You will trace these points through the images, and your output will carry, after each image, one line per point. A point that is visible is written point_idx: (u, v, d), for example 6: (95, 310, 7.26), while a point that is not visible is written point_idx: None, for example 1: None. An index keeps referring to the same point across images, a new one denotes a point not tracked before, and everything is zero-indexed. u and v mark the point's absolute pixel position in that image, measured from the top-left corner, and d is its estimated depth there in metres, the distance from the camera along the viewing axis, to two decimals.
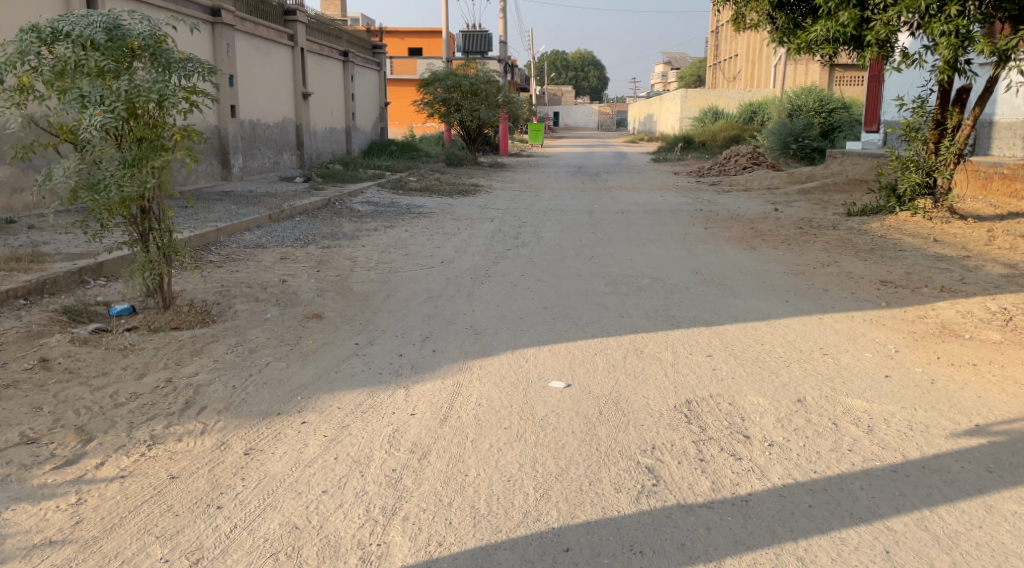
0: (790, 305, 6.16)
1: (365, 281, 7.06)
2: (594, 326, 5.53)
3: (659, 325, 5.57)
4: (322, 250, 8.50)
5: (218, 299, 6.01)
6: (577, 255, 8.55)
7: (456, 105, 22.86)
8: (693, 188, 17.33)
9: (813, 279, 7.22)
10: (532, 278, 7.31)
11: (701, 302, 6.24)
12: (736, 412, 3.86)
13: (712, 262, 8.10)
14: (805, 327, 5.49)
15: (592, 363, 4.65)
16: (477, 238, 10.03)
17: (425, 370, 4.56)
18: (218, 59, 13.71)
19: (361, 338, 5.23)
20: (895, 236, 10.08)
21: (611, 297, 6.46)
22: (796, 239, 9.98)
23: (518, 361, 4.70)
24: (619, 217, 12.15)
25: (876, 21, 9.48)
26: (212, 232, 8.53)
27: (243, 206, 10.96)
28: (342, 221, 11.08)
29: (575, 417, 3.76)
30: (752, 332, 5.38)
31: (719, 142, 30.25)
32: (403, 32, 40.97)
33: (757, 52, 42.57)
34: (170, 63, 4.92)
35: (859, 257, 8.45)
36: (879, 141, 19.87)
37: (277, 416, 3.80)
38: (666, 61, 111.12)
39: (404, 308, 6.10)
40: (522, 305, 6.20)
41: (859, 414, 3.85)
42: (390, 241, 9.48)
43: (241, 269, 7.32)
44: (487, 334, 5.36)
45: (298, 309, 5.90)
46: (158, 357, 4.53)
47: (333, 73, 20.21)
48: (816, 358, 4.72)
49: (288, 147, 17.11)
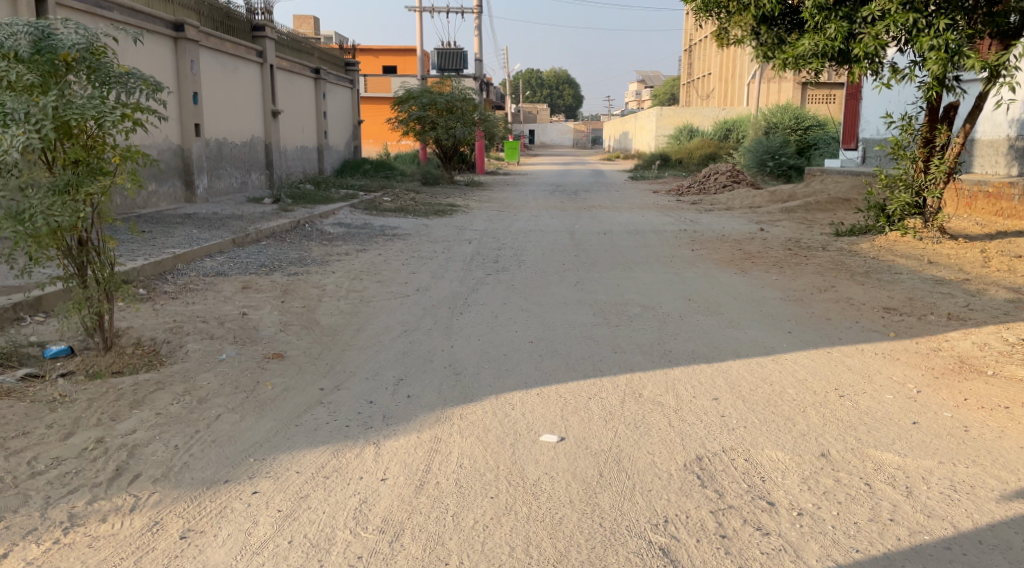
0: (794, 336, 5.72)
1: (334, 313, 6.53)
2: (586, 363, 5.04)
3: (656, 362, 5.08)
4: (289, 278, 7.96)
5: (168, 336, 5.44)
6: (561, 281, 8.08)
7: (431, 123, 22.41)
8: (674, 208, 17.00)
9: (811, 307, 6.80)
10: (514, 307, 6.81)
11: (699, 335, 5.77)
12: (755, 471, 3.38)
13: (703, 288, 7.67)
14: (816, 363, 5.04)
15: (587, 411, 4.14)
16: (454, 262, 9.54)
17: (400, 420, 4.03)
18: (181, 77, 13.16)
19: (327, 381, 4.69)
20: (888, 258, 9.73)
21: (601, 329, 5.98)
22: (787, 261, 9.60)
23: (504, 408, 4.19)
24: (602, 238, 11.72)
25: (864, 35, 9.15)
26: (168, 259, 7.96)
27: (206, 230, 10.38)
28: (313, 244, 10.53)
29: (572, 482, 3.25)
30: (757, 369, 4.91)
31: (696, 160, 30.09)
32: (378, 50, 40.56)
33: (730, 70, 42.78)
34: (109, 76, 4.37)
35: (855, 281, 8.08)
36: (858, 158, 19.72)
37: (223, 484, 3.25)
38: (639, 81, 112.00)
39: (377, 345, 5.57)
40: (507, 339, 5.70)
41: (894, 472, 3.39)
42: (362, 266, 8.96)
43: (197, 301, 6.76)
44: (469, 374, 4.84)
45: (259, 347, 5.34)
46: (90, 411, 3.96)
47: (305, 90, 19.68)
48: (835, 402, 4.26)
49: (257, 166, 16.53)
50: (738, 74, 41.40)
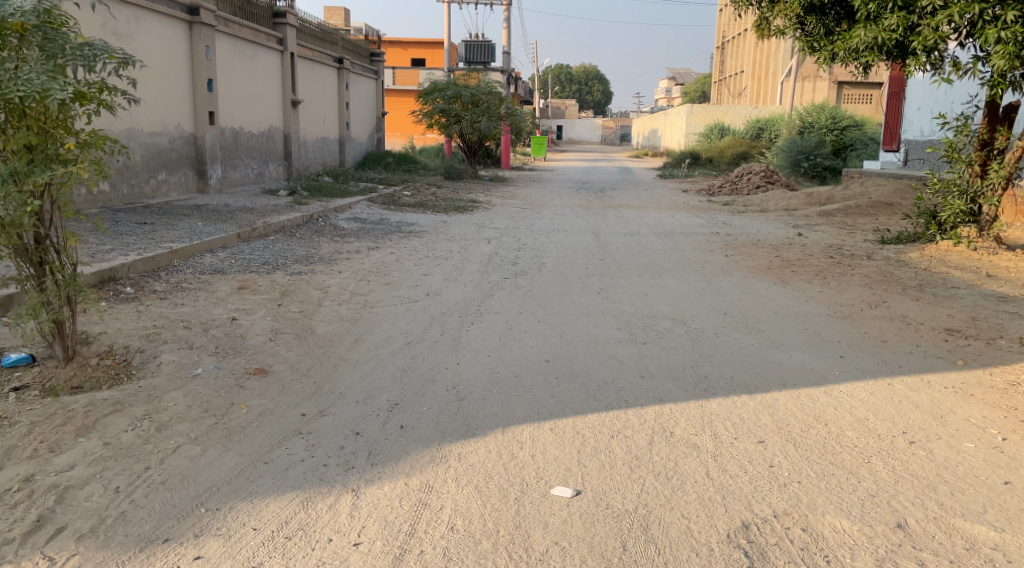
0: (847, 362, 5.03)
1: (332, 320, 5.93)
2: (610, 390, 4.39)
3: (689, 392, 4.40)
4: (291, 278, 7.39)
5: (142, 343, 4.87)
6: (584, 288, 7.43)
7: (456, 117, 21.78)
8: (704, 208, 16.25)
9: (863, 326, 6.09)
10: (530, 318, 6.17)
11: (738, 357, 5.10)
12: (816, 547, 2.77)
13: (739, 300, 7.00)
14: (878, 397, 4.34)
15: (610, 454, 3.51)
16: (470, 263, 8.93)
17: (386, 461, 3.42)
18: (195, 63, 12.67)
19: (312, 405, 4.09)
20: (941, 270, 8.96)
21: (626, 347, 5.33)
22: (830, 271, 8.84)
23: (511, 448, 3.57)
24: (629, 240, 11.04)
25: (923, 27, 8.38)
26: (164, 255, 7.43)
27: (212, 222, 9.86)
28: (323, 241, 9.97)
29: (588, 558, 2.67)
30: (810, 404, 4.22)
31: (727, 159, 29.20)
32: (406, 42, 40.09)
33: (763, 67, 41.72)
34: (65, 49, 3.81)
35: (908, 296, 7.34)
36: (899, 160, 18.79)
37: (161, 546, 2.71)
38: (669, 78, 110.42)
39: (375, 360, 4.97)
40: (521, 357, 5.06)
41: (991, 554, 2.76)
42: (371, 266, 8.39)
43: (187, 302, 6.21)
44: (477, 401, 4.22)
45: (242, 359, 4.76)
46: (27, 440, 3.41)
47: (328, 80, 19.18)
48: (905, 452, 3.59)
49: (275, 157, 16.04)
50: (771, 72, 40.31)
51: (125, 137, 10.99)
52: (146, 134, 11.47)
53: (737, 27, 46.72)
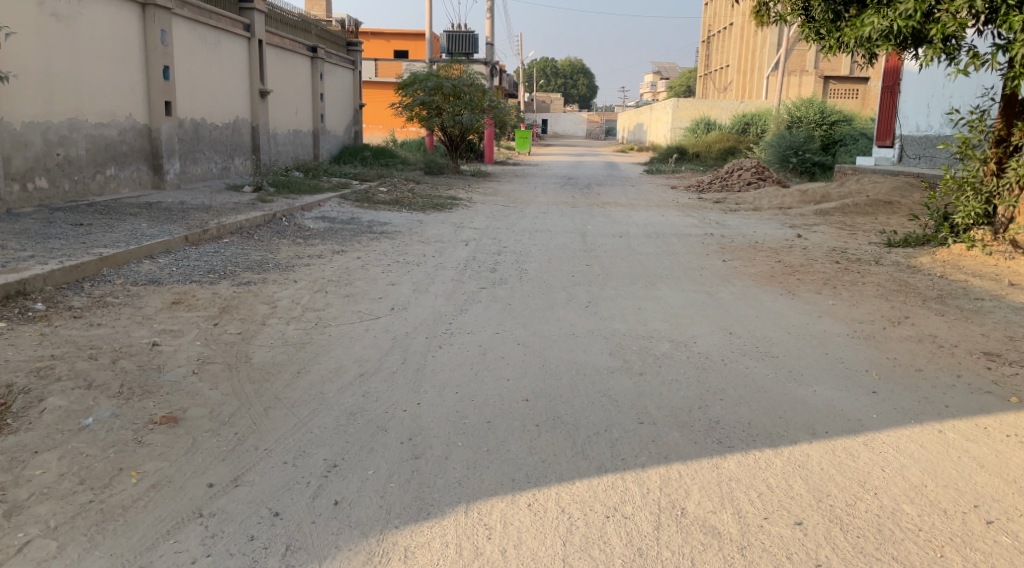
0: (883, 400, 4.22)
1: (274, 344, 5.03)
2: (602, 444, 3.55)
3: (699, 445, 3.57)
4: (237, 290, 6.49)
5: (29, 381, 3.97)
6: (570, 301, 6.59)
7: (437, 109, 20.83)
8: (695, 206, 15.50)
9: (891, 351, 5.26)
10: (509, 341, 5.32)
11: (753, 394, 4.26)
12: None
13: (745, 316, 6.20)
14: (934, 453, 3.53)
15: (605, 548, 2.73)
16: (443, 269, 8.07)
17: (309, 563, 2.64)
18: (150, 48, 11.67)
19: (225, 469, 3.23)
20: (959, 277, 8.21)
21: (620, 380, 4.48)
22: (839, 278, 8.06)
23: (476, 538, 2.78)
24: (618, 243, 10.23)
25: (941, 12, 7.55)
26: (90, 262, 6.49)
27: (159, 223, 8.93)
28: (283, 244, 9.07)
29: None
30: (851, 463, 3.40)
31: (714, 154, 28.42)
32: (388, 33, 39.04)
33: (749, 61, 40.98)
34: None
35: (931, 310, 6.56)
36: (893, 157, 18.09)
37: None
38: (656, 73, 109.74)
39: (317, 400, 4.09)
40: (495, 395, 4.20)
41: None
42: (333, 273, 7.51)
43: (106, 321, 5.30)
44: (437, 460, 3.38)
45: (150, 401, 3.88)
46: None
47: (300, 70, 18.17)
48: (986, 540, 2.82)
49: (241, 150, 15.06)
50: (756, 66, 39.58)
51: (67, 129, 10.02)
52: (92, 126, 10.49)
53: (723, 21, 46.02)
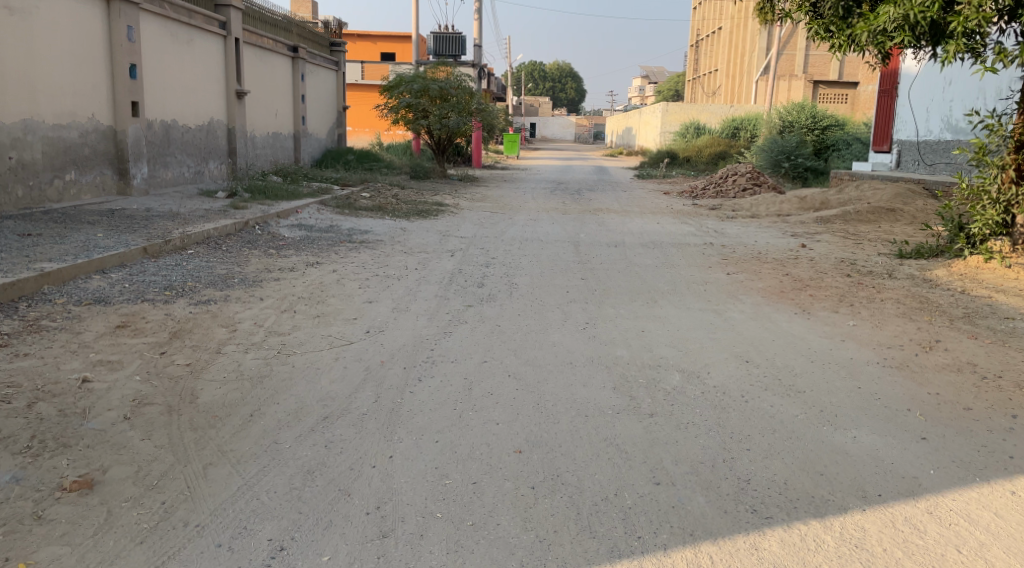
0: (938, 450, 3.61)
1: (226, 378, 4.36)
2: (612, 515, 2.93)
3: (732, 517, 2.93)
4: (194, 310, 5.81)
5: None
6: (565, 322, 5.96)
7: (423, 112, 20.12)
8: (690, 213, 14.91)
9: (931, 384, 4.63)
10: (498, 372, 4.65)
11: (787, 442, 3.63)
12: None
13: (761, 340, 5.57)
14: (1015, 525, 2.93)
15: None
16: (427, 284, 7.41)
17: None
18: (114, 46, 10.95)
19: (142, 561, 2.60)
20: (981, 292, 7.64)
21: (628, 424, 3.83)
22: (854, 294, 7.47)
23: None
24: (613, 253, 9.62)
25: (963, 4, 6.94)
26: (29, 279, 5.79)
27: (117, 232, 8.22)
28: (254, 255, 8.38)
29: None
30: (918, 542, 2.81)
31: (705, 158, 27.86)
32: (375, 36, 38.31)
33: (739, 65, 40.55)
34: None
35: (962, 332, 5.96)
36: (891, 162, 17.57)
37: None
38: (644, 77, 109.45)
39: (270, 453, 3.42)
40: (482, 445, 3.54)
41: None
42: (305, 289, 6.84)
43: (34, 351, 4.61)
44: (411, 541, 2.75)
45: (63, 459, 3.20)
46: None
47: (280, 70, 17.46)
48: None
49: (216, 154, 14.34)
50: (745, 69, 39.15)
51: (21, 130, 9.29)
52: (50, 128, 9.77)
53: (711, 25, 45.61)
